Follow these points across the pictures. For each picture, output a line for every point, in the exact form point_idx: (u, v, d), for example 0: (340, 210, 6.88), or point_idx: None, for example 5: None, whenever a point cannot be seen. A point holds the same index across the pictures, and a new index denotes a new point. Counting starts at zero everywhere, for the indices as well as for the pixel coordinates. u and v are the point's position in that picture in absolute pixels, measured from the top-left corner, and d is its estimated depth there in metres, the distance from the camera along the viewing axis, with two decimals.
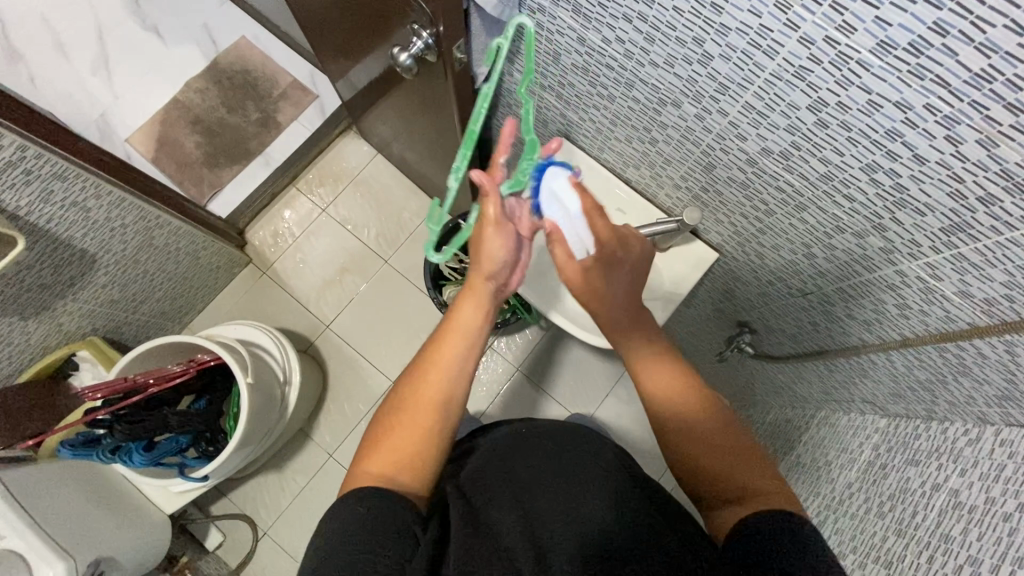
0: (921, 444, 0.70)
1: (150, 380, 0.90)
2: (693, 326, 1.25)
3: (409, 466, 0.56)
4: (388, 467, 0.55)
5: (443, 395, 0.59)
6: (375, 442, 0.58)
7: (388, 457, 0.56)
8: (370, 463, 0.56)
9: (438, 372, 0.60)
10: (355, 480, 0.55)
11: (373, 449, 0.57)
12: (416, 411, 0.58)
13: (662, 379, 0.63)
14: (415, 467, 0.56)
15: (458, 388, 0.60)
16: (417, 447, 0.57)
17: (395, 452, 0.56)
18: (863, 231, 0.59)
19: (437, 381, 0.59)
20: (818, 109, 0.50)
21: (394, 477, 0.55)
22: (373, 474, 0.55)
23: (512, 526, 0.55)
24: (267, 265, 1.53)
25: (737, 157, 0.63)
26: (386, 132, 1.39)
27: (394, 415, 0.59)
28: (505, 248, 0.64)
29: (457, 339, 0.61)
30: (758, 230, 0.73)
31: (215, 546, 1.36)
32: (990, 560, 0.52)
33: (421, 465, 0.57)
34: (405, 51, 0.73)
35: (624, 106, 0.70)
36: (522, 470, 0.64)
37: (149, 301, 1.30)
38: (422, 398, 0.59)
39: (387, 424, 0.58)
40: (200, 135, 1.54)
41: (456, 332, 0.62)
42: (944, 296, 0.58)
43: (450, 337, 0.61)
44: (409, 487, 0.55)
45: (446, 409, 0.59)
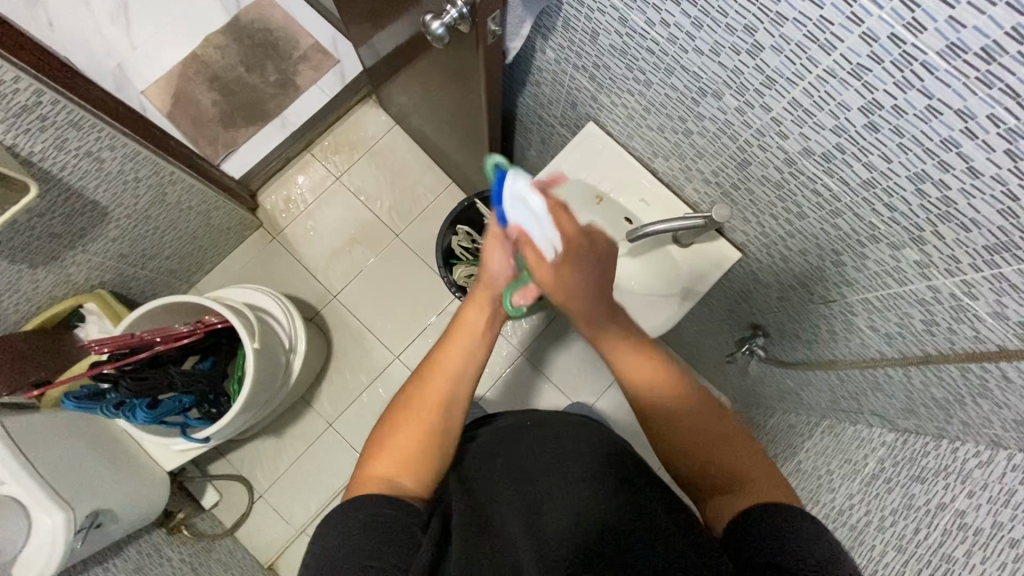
0: (929, 462, 0.69)
1: (156, 337, 0.88)
2: (704, 325, 1.24)
3: (412, 472, 0.58)
4: (391, 470, 0.57)
5: (448, 393, 0.64)
6: (379, 446, 0.60)
7: (394, 459, 0.58)
8: (375, 465, 0.58)
9: (445, 370, 0.66)
10: (358, 485, 0.56)
11: (378, 453, 0.59)
12: (422, 407, 0.62)
13: (638, 368, 0.65)
14: (417, 471, 0.58)
15: (461, 388, 0.65)
16: (419, 447, 0.60)
17: (398, 455, 0.59)
18: (899, 243, 0.56)
19: (443, 375, 0.65)
20: (870, 112, 0.47)
21: (399, 480, 0.56)
22: (378, 477, 0.57)
23: (514, 523, 0.56)
24: (277, 230, 1.52)
25: (775, 156, 0.60)
26: (407, 103, 1.36)
27: (399, 417, 0.62)
28: (502, 260, 0.69)
29: (465, 341, 0.67)
30: (785, 233, 0.71)
31: (211, 505, 1.37)
32: None
33: (422, 470, 0.58)
34: (437, 18, 0.69)
35: (660, 93, 0.67)
36: (529, 465, 0.64)
37: (157, 259, 1.29)
38: (428, 397, 0.63)
39: (396, 425, 0.61)
40: (218, 93, 1.52)
41: (464, 333, 0.68)
42: (976, 315, 0.56)
43: (460, 334, 0.68)
44: (409, 493, 0.56)
45: (451, 409, 0.63)
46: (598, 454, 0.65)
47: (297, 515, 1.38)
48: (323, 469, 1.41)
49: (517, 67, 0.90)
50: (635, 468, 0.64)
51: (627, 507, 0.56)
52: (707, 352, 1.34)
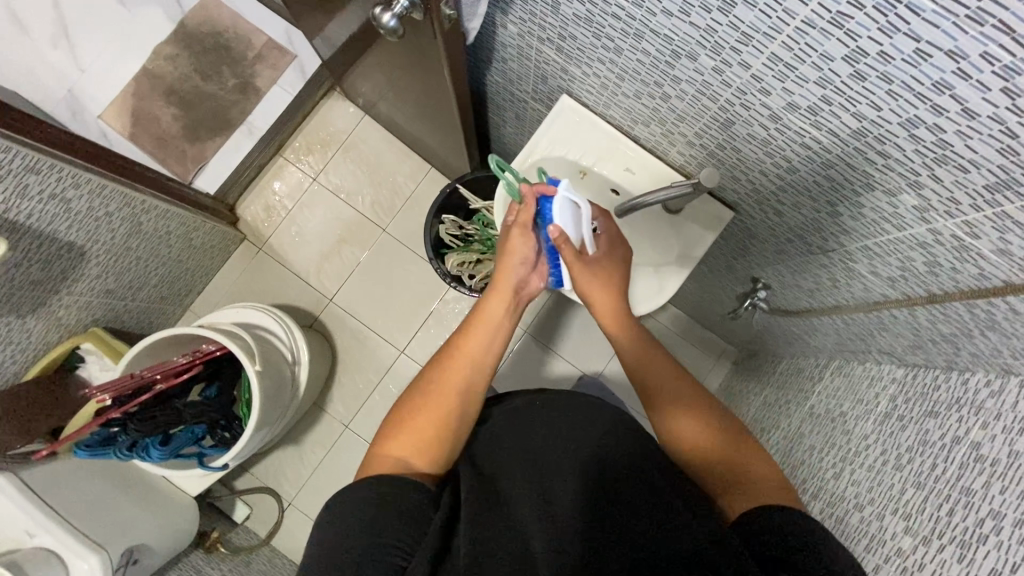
0: (941, 395, 0.76)
1: (149, 372, 0.86)
2: (705, 283, 1.22)
3: (429, 454, 0.60)
4: (408, 450, 0.59)
5: (468, 384, 0.65)
6: (399, 425, 0.62)
7: (412, 440, 0.60)
8: (395, 443, 0.60)
9: (466, 360, 0.67)
10: (377, 461, 0.59)
11: (398, 431, 0.61)
12: (444, 395, 0.64)
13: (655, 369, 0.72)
14: (432, 456, 0.60)
15: (481, 377, 0.67)
16: (439, 429, 0.62)
17: (417, 437, 0.60)
18: (896, 189, 0.54)
19: (463, 367, 0.66)
20: (855, 60, 0.44)
21: (412, 461, 0.59)
22: (396, 457, 0.59)
23: (525, 504, 0.56)
24: (262, 241, 1.50)
25: (759, 113, 0.58)
26: (373, 92, 1.31)
27: (421, 398, 0.63)
28: (530, 247, 0.73)
29: (487, 328, 0.69)
30: (777, 188, 0.69)
31: (244, 518, 1.40)
32: (1014, 514, 0.58)
33: (438, 449, 0.61)
34: (387, 9, 0.65)
35: (632, 59, 0.64)
36: (534, 442, 0.63)
37: (146, 289, 1.26)
38: (450, 386, 0.64)
39: (416, 403, 0.63)
40: (177, 107, 1.45)
41: (487, 321, 0.69)
42: (980, 254, 0.54)
43: (483, 324, 0.69)
44: (425, 474, 0.59)
45: (471, 394, 0.65)
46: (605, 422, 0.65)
47: None
48: (347, 470, 1.43)
49: (479, 45, 0.86)
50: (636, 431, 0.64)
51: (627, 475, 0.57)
52: (710, 307, 1.34)
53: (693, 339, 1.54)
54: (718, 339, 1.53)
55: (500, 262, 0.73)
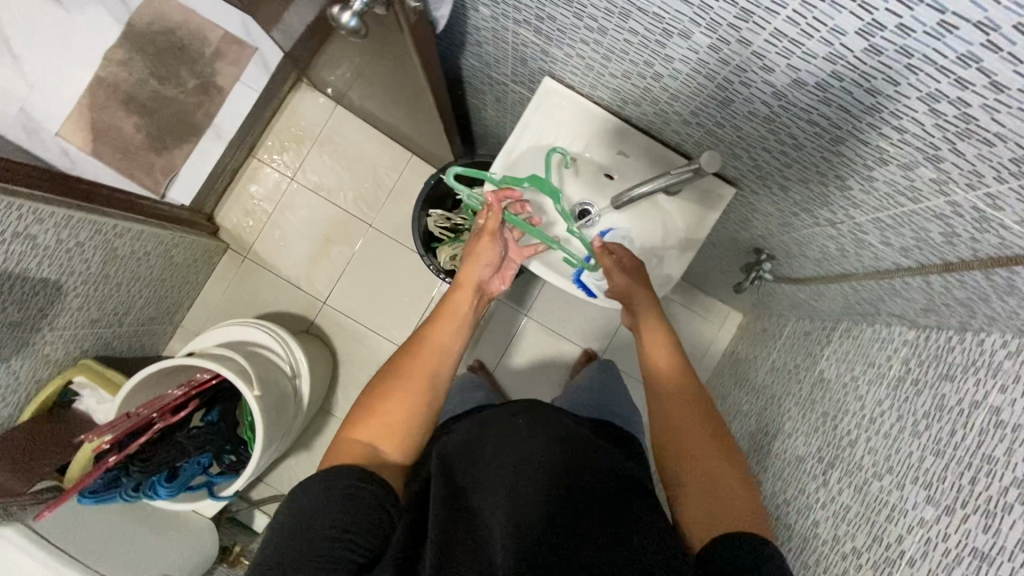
0: (955, 357, 0.76)
1: (146, 411, 0.83)
2: (707, 254, 1.19)
3: (393, 442, 0.64)
4: (377, 437, 0.64)
5: (434, 374, 0.71)
6: (365, 414, 0.66)
7: (380, 427, 0.65)
8: (361, 431, 0.64)
9: (431, 351, 0.73)
10: (343, 447, 0.62)
11: (364, 420, 0.65)
12: (411, 383, 0.69)
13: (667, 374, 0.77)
14: (396, 443, 0.65)
15: (446, 368, 0.73)
16: (408, 415, 0.67)
17: (384, 425, 0.65)
18: (912, 163, 0.51)
19: (429, 358, 0.72)
20: (870, 34, 0.40)
21: (379, 446, 0.63)
22: (362, 442, 0.63)
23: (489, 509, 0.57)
24: (246, 248, 1.45)
25: (761, 91, 0.53)
26: (343, 82, 1.23)
27: (387, 386, 0.68)
28: (496, 250, 0.81)
29: (453, 322, 0.76)
30: (782, 164, 0.65)
31: (264, 527, 1.42)
32: None
33: (404, 441, 0.65)
34: (346, 8, 0.58)
35: (619, 39, 0.58)
36: (506, 446, 0.65)
37: (132, 313, 1.22)
38: (416, 376, 0.70)
39: (386, 389, 0.68)
40: (139, 114, 1.30)
41: (452, 316, 0.77)
42: (1001, 224, 0.51)
43: (447, 318, 0.76)
44: (389, 466, 0.63)
45: (439, 381, 0.71)
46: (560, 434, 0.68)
47: None
48: None
49: (451, 28, 0.79)
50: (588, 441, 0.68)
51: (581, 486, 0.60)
52: (712, 276, 1.31)
53: (695, 306, 1.53)
54: (721, 304, 1.51)
55: (467, 260, 0.80)
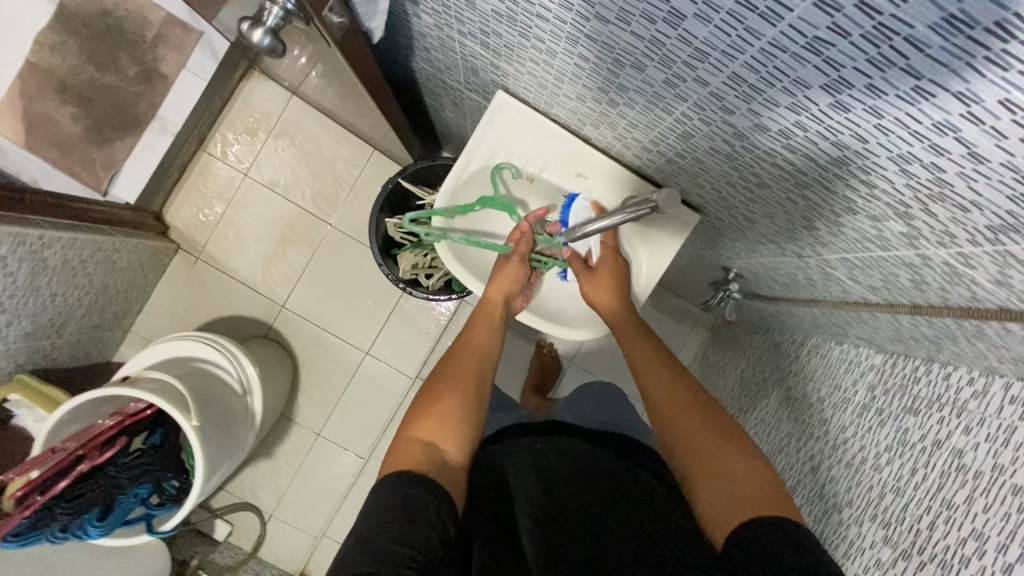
0: (920, 391, 0.72)
1: (74, 445, 0.80)
2: (678, 264, 1.15)
3: (450, 446, 0.58)
4: (435, 434, 0.58)
5: (479, 376, 0.67)
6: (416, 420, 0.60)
7: (437, 425, 0.59)
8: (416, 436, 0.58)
9: (472, 357, 0.68)
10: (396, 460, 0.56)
11: (416, 426, 0.59)
12: (457, 385, 0.64)
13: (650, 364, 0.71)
14: (451, 447, 0.58)
15: (488, 372, 0.68)
16: (461, 413, 0.61)
17: (436, 427, 0.59)
18: (881, 216, 0.46)
19: (470, 363, 0.68)
20: (836, 90, 0.35)
21: (434, 448, 0.57)
22: (417, 448, 0.57)
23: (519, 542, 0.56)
24: (199, 249, 1.37)
25: (722, 130, 0.48)
26: (295, 75, 1.14)
27: (434, 389, 0.63)
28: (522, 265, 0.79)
29: (487, 329, 0.73)
30: (746, 198, 0.60)
31: (225, 535, 1.36)
32: (998, 538, 0.55)
33: (464, 437, 0.59)
34: (257, 24, 0.53)
35: (569, 63, 0.52)
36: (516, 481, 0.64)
37: (72, 322, 1.15)
38: (462, 377, 0.65)
39: (435, 391, 0.63)
40: (76, 105, 1.06)
41: (486, 323, 0.73)
42: (973, 281, 0.47)
43: (482, 326, 0.73)
44: (451, 468, 0.56)
45: (483, 387, 0.66)
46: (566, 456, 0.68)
47: (315, 525, 1.39)
48: (326, 477, 1.39)
49: (395, 31, 0.72)
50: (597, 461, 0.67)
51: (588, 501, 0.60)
52: (683, 283, 1.28)
53: (667, 308, 1.49)
54: (693, 307, 1.48)
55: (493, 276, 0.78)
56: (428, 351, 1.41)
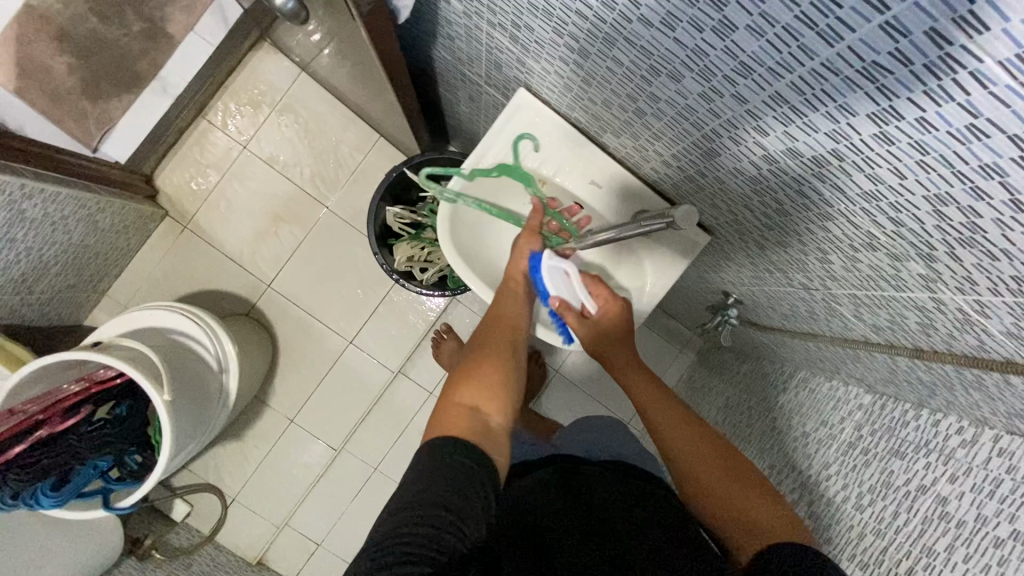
0: (909, 434, 0.69)
1: (36, 408, 0.76)
2: (677, 284, 1.14)
3: (498, 407, 0.57)
4: (477, 398, 0.57)
5: (513, 341, 0.66)
6: (459, 384, 0.58)
7: (479, 388, 0.57)
8: (464, 397, 0.56)
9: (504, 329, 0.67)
10: (445, 421, 0.54)
11: (460, 388, 0.58)
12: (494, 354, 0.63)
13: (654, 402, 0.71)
14: (500, 407, 0.57)
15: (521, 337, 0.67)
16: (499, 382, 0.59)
17: (483, 389, 0.58)
18: (902, 256, 0.46)
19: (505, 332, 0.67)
20: (884, 121, 0.34)
21: (483, 411, 0.56)
22: (466, 409, 0.55)
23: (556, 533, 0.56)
24: (187, 218, 1.33)
25: (751, 150, 0.47)
26: (308, 50, 1.11)
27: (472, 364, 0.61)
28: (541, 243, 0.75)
29: (514, 299, 0.71)
30: (762, 225, 0.59)
31: (183, 516, 1.31)
32: None
33: (506, 404, 0.58)
34: None
35: (601, 65, 0.51)
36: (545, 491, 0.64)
37: (46, 279, 1.09)
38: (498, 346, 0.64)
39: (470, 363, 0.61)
40: None
41: (512, 294, 0.72)
42: (984, 330, 0.47)
43: (509, 299, 0.71)
44: (496, 430, 0.55)
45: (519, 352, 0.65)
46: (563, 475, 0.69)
47: (281, 514, 1.34)
48: (295, 465, 1.35)
49: (420, 15, 0.70)
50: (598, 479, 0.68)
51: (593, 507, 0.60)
52: (678, 303, 1.27)
53: (658, 328, 1.49)
54: (683, 328, 1.48)
55: (514, 249, 0.74)
56: (414, 345, 1.38)
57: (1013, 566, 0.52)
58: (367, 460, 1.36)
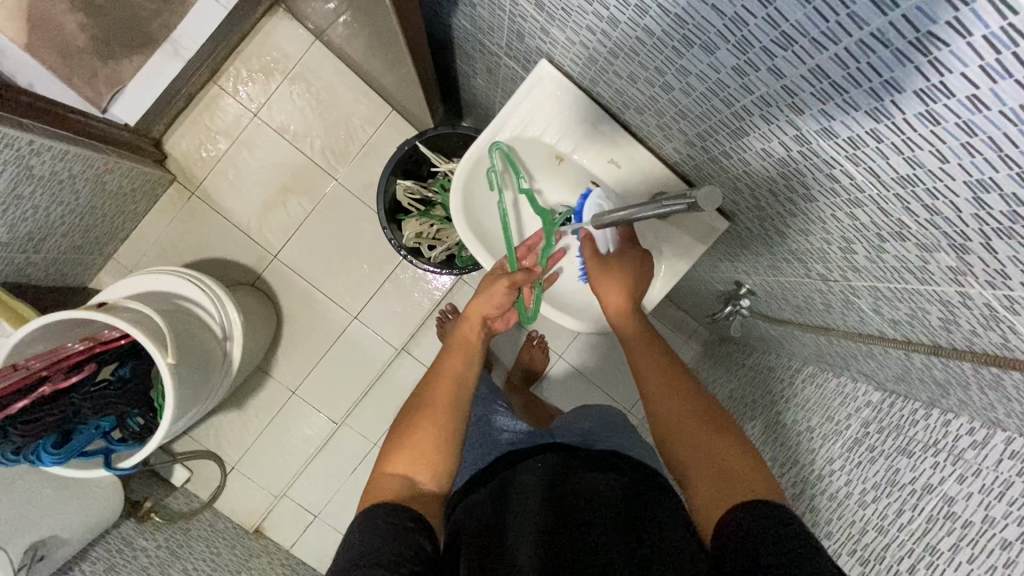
0: (917, 433, 0.68)
1: (39, 365, 0.75)
2: (688, 273, 1.12)
3: (427, 472, 0.60)
4: (410, 468, 0.60)
5: (452, 397, 0.66)
6: (391, 449, 0.62)
7: (411, 457, 0.61)
8: (390, 464, 0.60)
9: (444, 384, 0.67)
10: (378, 483, 0.59)
11: (392, 455, 0.61)
12: (428, 417, 0.64)
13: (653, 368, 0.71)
14: (427, 470, 0.60)
15: (460, 390, 0.67)
16: (436, 444, 0.62)
17: (410, 456, 0.61)
18: (932, 246, 0.44)
19: (444, 387, 0.67)
20: (931, 99, 0.32)
21: (412, 478, 0.59)
22: (392, 475, 0.59)
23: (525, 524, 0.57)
24: (195, 183, 1.32)
25: (782, 130, 0.46)
26: (323, 16, 1.08)
27: (407, 427, 0.63)
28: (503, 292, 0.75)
29: (462, 353, 0.71)
30: (786, 211, 0.58)
31: (183, 481, 1.32)
32: None
33: (440, 468, 0.61)
34: None
35: (631, 35, 0.50)
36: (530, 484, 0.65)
37: (52, 239, 1.09)
38: (434, 405, 0.65)
39: (411, 422, 0.63)
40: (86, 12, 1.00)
41: (460, 347, 0.72)
42: (1011, 329, 0.44)
43: (456, 351, 0.72)
44: (428, 498, 0.59)
45: (460, 410, 0.65)
46: (553, 466, 0.68)
47: (279, 484, 1.35)
48: (294, 438, 1.36)
49: None
50: (588, 471, 0.65)
51: (578, 508, 0.58)
52: (688, 293, 1.26)
53: (665, 318, 1.48)
54: (690, 320, 1.47)
55: (478, 294, 0.75)
56: (418, 323, 1.37)
57: (1019, 567, 0.51)
58: (367, 436, 1.37)
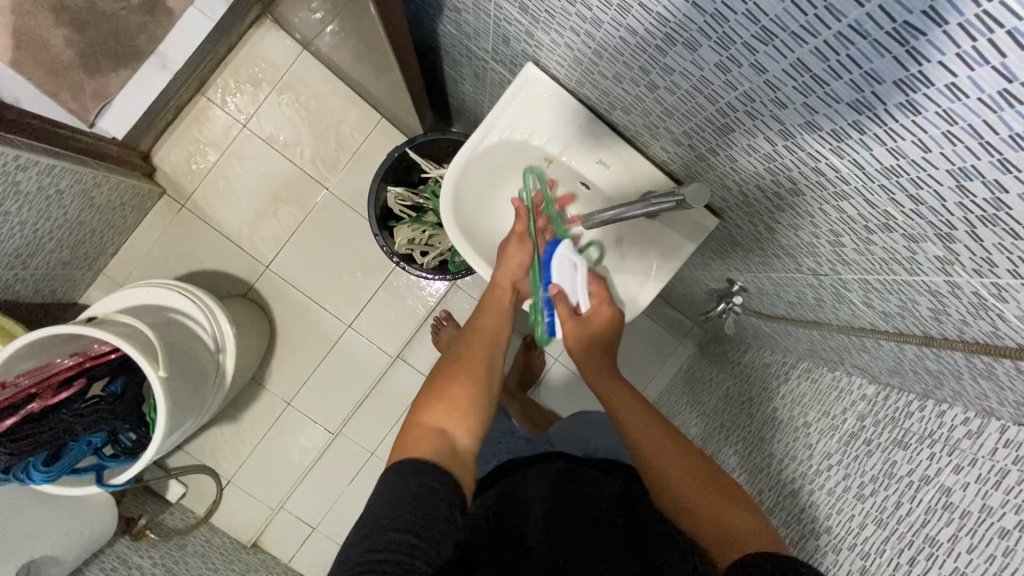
0: (912, 424, 0.68)
1: (27, 382, 0.75)
2: (681, 273, 1.13)
3: (462, 427, 0.58)
4: (446, 422, 0.58)
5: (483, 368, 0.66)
6: (426, 402, 0.61)
7: (448, 413, 0.59)
8: (426, 416, 0.59)
9: (475, 353, 0.68)
10: (412, 438, 0.56)
11: (427, 407, 0.60)
12: (459, 386, 0.63)
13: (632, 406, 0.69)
14: (465, 425, 0.59)
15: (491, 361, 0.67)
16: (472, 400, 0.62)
17: (449, 410, 0.59)
18: (919, 237, 0.44)
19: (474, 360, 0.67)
20: (911, 89, 0.32)
21: (451, 433, 0.57)
22: (433, 428, 0.57)
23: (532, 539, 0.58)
24: (185, 196, 1.31)
25: (767, 125, 0.46)
26: (309, 25, 1.09)
27: (438, 392, 0.62)
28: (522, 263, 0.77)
29: (487, 335, 0.71)
30: (775, 206, 0.58)
31: (178, 497, 1.31)
32: None
33: (472, 424, 0.60)
34: None
35: (614, 35, 0.50)
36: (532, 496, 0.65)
37: (41, 255, 1.08)
38: (463, 374, 0.64)
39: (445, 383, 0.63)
40: (71, 27, 0.99)
41: (485, 330, 0.72)
42: (1000, 316, 0.45)
43: (482, 330, 0.71)
44: (461, 452, 0.56)
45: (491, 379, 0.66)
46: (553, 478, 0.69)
47: (275, 497, 1.34)
48: (290, 449, 1.35)
49: None
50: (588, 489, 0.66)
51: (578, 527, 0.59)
52: (681, 293, 1.26)
53: (660, 318, 1.48)
54: (685, 319, 1.48)
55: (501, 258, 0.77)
56: (413, 330, 1.37)
57: (1018, 555, 0.51)
58: (364, 445, 1.36)
